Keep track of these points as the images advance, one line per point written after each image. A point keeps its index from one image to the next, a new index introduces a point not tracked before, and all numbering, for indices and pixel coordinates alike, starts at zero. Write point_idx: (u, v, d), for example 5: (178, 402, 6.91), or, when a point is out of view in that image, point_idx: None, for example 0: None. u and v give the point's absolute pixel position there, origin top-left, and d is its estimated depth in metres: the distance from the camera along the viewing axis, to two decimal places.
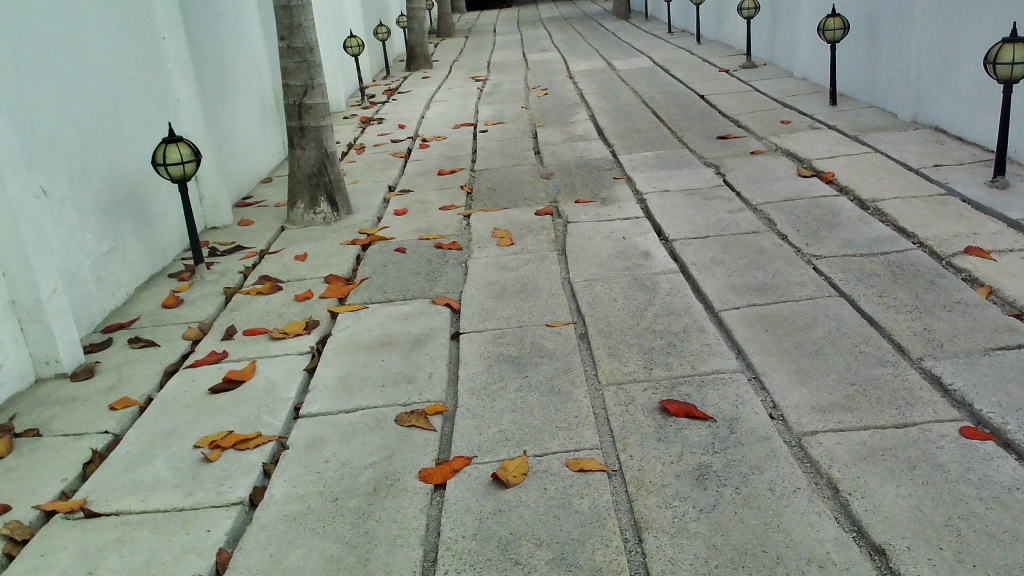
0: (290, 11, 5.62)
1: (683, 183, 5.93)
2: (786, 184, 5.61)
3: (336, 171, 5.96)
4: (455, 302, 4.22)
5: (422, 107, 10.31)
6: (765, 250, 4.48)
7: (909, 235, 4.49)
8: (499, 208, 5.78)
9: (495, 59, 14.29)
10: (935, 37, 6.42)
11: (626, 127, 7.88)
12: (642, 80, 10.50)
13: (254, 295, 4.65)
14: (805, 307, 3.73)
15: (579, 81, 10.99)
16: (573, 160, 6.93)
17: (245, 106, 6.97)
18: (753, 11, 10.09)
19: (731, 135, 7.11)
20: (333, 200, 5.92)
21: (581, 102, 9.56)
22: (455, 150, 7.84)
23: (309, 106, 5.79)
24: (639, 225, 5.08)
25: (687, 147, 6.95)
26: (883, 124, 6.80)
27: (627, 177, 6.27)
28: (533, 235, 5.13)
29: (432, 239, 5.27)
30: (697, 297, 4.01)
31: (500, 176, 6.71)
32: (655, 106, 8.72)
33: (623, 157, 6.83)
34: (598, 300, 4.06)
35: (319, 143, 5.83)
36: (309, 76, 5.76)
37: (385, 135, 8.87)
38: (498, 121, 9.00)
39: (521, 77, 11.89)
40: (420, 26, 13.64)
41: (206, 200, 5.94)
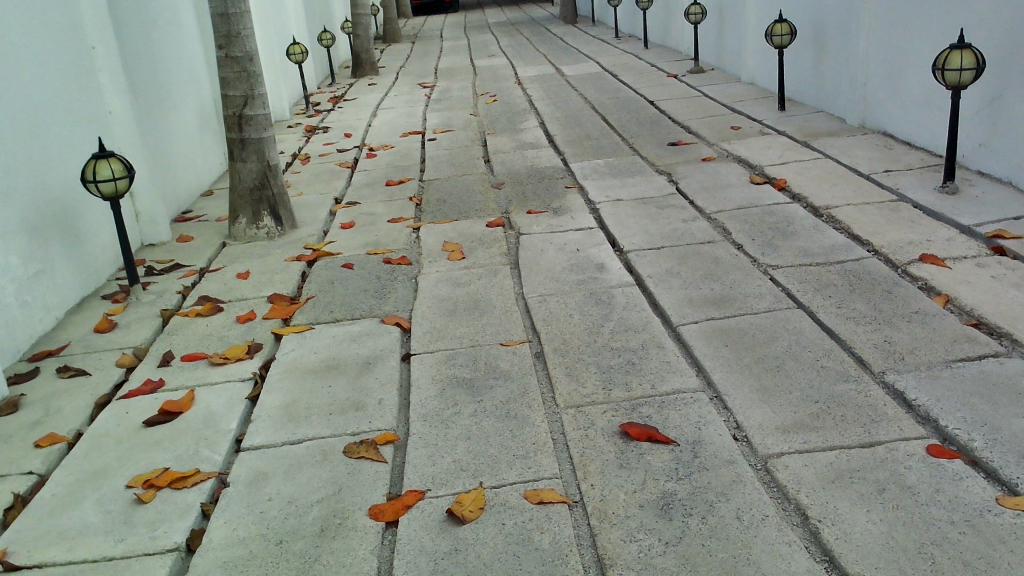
0: (228, 18, 5.40)
1: (636, 191, 5.85)
2: (738, 191, 5.56)
3: (280, 184, 5.75)
4: (405, 322, 4.06)
5: (369, 115, 10.11)
6: (721, 260, 4.41)
7: (863, 243, 4.46)
8: (449, 220, 5.64)
9: (443, 65, 14.13)
10: (882, 42, 6.45)
11: (577, 135, 7.79)
12: (591, 86, 10.44)
13: (193, 317, 4.43)
14: (764, 320, 3.66)
15: (528, 87, 10.89)
16: (524, 169, 6.81)
17: (182, 117, 6.72)
18: (700, 16, 10.10)
19: (682, 142, 7.06)
20: (276, 214, 5.71)
21: (531, 108, 9.46)
22: (403, 159, 7.67)
23: (250, 117, 5.58)
24: (593, 236, 4.98)
25: (638, 154, 6.88)
26: (832, 129, 6.81)
27: (579, 186, 6.17)
28: (484, 249, 4.99)
29: (380, 253, 5.11)
30: (654, 311, 3.92)
31: (450, 186, 6.57)
32: (604, 112, 8.65)
33: (574, 165, 6.74)
34: (554, 316, 3.94)
35: (261, 155, 5.63)
36: (249, 86, 5.54)
37: (331, 144, 8.66)
38: (447, 129, 8.85)
39: (469, 84, 11.76)
40: (366, 32, 13.42)
41: (143, 216, 5.69)
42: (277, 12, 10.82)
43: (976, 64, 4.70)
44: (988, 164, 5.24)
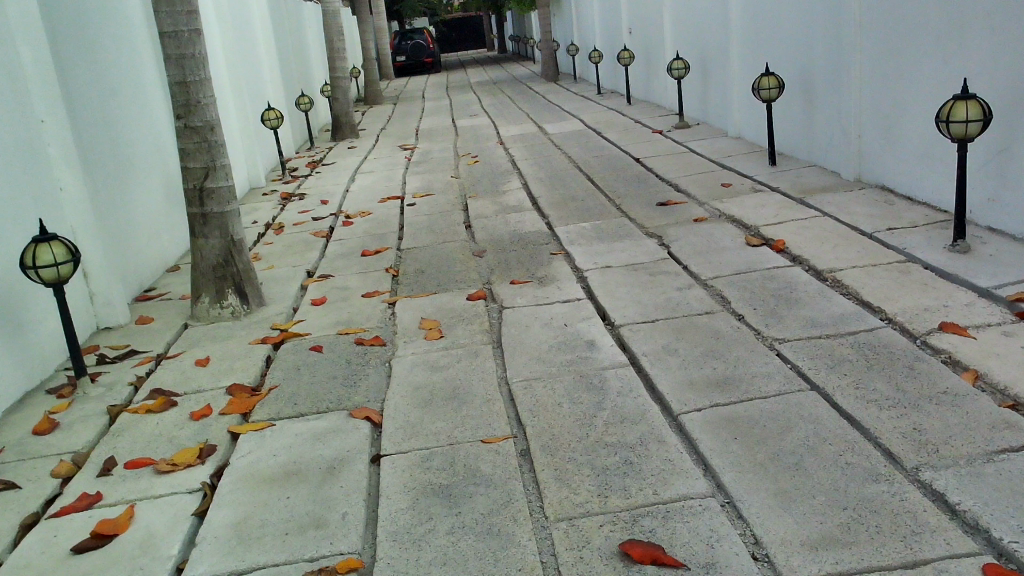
0: (187, 87, 5.08)
1: (626, 256, 5.51)
2: (735, 254, 5.23)
3: (245, 259, 5.39)
4: (376, 415, 3.65)
5: (347, 180, 9.81)
6: (722, 333, 4.04)
7: (875, 310, 4.11)
8: (427, 293, 5.27)
9: (424, 126, 13.92)
10: (875, 94, 6.19)
11: (561, 196, 7.49)
12: (575, 144, 10.20)
13: (143, 414, 4.00)
14: (775, 405, 3.27)
15: (510, 147, 10.64)
16: (507, 235, 6.48)
17: (146, 190, 6.38)
18: (683, 71, 9.91)
19: (671, 201, 6.75)
20: (241, 292, 5.33)
21: (513, 169, 9.18)
22: (380, 227, 7.33)
23: (212, 189, 5.22)
24: (581, 309, 4.61)
25: (626, 215, 6.56)
26: (827, 184, 6.52)
27: (565, 252, 5.82)
28: (464, 325, 4.61)
29: (353, 333, 4.72)
30: (651, 396, 3.53)
31: (429, 255, 6.21)
32: (590, 172, 8.36)
33: (559, 229, 6.41)
34: (541, 406, 3.54)
35: (224, 229, 5.28)
36: (210, 156, 5.19)
37: (306, 212, 8.33)
38: (427, 193, 8.55)
39: (451, 145, 11.51)
40: (344, 95, 13.21)
41: (98, 298, 5.29)
42: (252, 77, 10.59)
43: (982, 115, 4.41)
44: (1000, 220, 4.93)
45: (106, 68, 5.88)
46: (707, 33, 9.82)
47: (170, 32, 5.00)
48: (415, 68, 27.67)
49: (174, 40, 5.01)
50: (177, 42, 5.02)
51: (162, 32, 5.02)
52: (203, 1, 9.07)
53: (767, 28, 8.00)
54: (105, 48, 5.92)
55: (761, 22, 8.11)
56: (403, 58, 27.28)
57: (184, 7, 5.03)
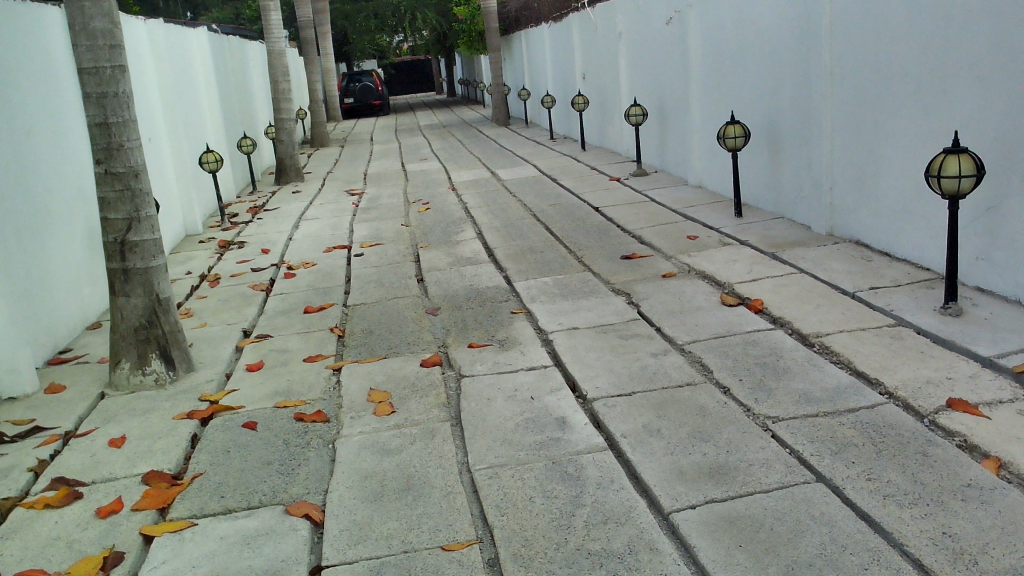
0: (108, 129, 4.55)
1: (592, 316, 5.10)
2: (711, 315, 4.86)
3: (173, 320, 4.83)
4: (317, 512, 3.14)
5: (291, 226, 9.29)
6: (708, 409, 3.64)
7: (873, 382, 3.74)
8: (376, 358, 4.77)
9: (372, 170, 13.48)
10: (848, 145, 5.94)
11: (519, 247, 7.08)
12: (530, 191, 9.84)
13: (41, 508, 3.41)
14: (779, 501, 2.85)
15: (463, 194, 10.25)
16: (462, 290, 6.03)
17: (64, 241, 5.78)
18: (641, 117, 9.67)
19: (636, 254, 6.39)
20: (167, 356, 4.78)
21: (467, 217, 8.77)
22: (325, 279, 6.83)
23: (135, 242, 4.68)
24: (549, 379, 4.17)
25: (590, 269, 6.18)
26: (798, 238, 6.24)
27: (526, 310, 5.40)
28: (418, 398, 4.13)
29: (292, 407, 4.20)
30: (636, 488, 3.08)
31: (378, 313, 5.72)
32: (548, 221, 7.99)
33: (519, 284, 5.99)
34: (509, 500, 3.06)
35: (149, 287, 4.73)
36: (134, 206, 4.66)
37: (245, 262, 7.78)
38: (376, 241, 8.08)
39: (401, 190, 11.08)
40: (289, 137, 12.71)
41: (1, 364, 4.67)
42: (191, 118, 10.06)
43: (975, 170, 4.12)
44: (990, 281, 4.64)
45: (19, 106, 5.33)
46: (665, 80, 9.60)
47: (90, 68, 4.49)
48: (363, 110, 27.27)
49: (95, 77, 4.50)
50: (98, 79, 4.50)
51: (80, 68, 4.51)
52: (138, 37, 8.55)
53: (729, 75, 7.78)
54: (19, 86, 5.37)
55: (723, 69, 7.88)
56: (352, 100, 26.86)
57: (106, 41, 4.53)
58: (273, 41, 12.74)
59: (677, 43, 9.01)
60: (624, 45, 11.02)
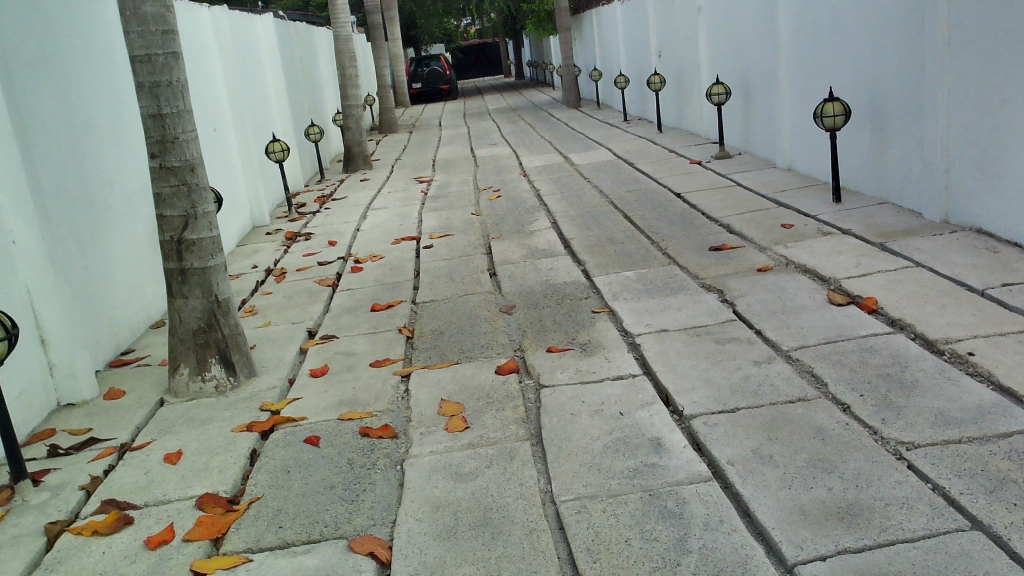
0: (162, 120, 4.27)
1: (683, 316, 4.64)
2: (818, 316, 4.35)
3: (233, 323, 4.55)
4: (383, 549, 2.78)
5: (358, 217, 9.01)
6: (827, 431, 3.16)
7: (1022, 401, 3.21)
8: (447, 364, 4.40)
9: (441, 156, 13.16)
10: (965, 122, 5.32)
11: (597, 237, 6.64)
12: (606, 176, 9.37)
13: (89, 535, 3.14)
14: (930, 555, 2.38)
15: (535, 179, 9.83)
16: (538, 286, 5.62)
17: (126, 237, 5.57)
18: (724, 96, 9.10)
19: (726, 245, 5.89)
20: (227, 362, 4.50)
21: (540, 205, 8.35)
22: (394, 274, 6.51)
23: (193, 241, 4.40)
24: (638, 391, 3.74)
25: (676, 262, 5.71)
26: (908, 226, 5.64)
27: (608, 309, 4.96)
28: (494, 411, 3.74)
29: (357, 420, 3.86)
30: (750, 530, 2.64)
31: (449, 311, 5.36)
32: (627, 209, 7.52)
33: (599, 279, 5.56)
34: (603, 541, 2.66)
35: (208, 288, 4.45)
36: (190, 203, 4.38)
37: (312, 255, 7.52)
38: (445, 232, 7.73)
39: (470, 177, 10.72)
40: (357, 124, 12.46)
41: (59, 370, 4.45)
42: (259, 106, 9.86)
43: None
44: None
45: (80, 96, 5.13)
46: (750, 56, 9.00)
47: (142, 56, 4.21)
48: (432, 95, 27.00)
49: (147, 65, 4.22)
50: (150, 67, 4.22)
51: (132, 57, 4.23)
52: (202, 24, 8.36)
53: (824, 49, 7.18)
54: (77, 76, 5.14)
55: (817, 42, 7.28)
56: (420, 85, 26.60)
57: (159, 26, 4.23)
58: (339, 26, 12.48)
59: (765, 15, 8.41)
60: (704, 20, 10.42)
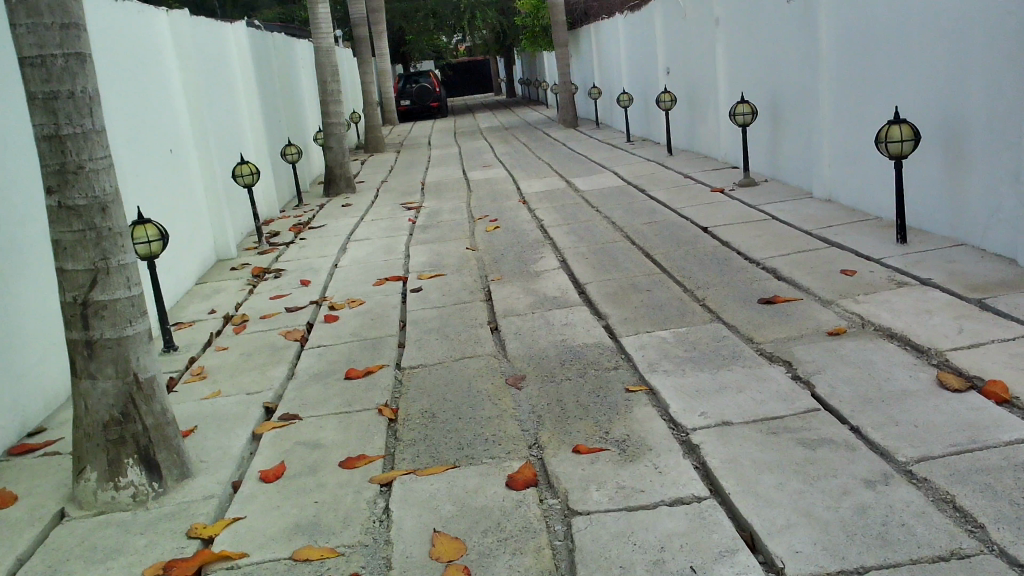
0: (62, 143, 3.18)
1: (746, 400, 3.59)
2: (932, 406, 3.30)
3: (159, 410, 3.44)
4: None
5: (337, 249, 7.94)
6: None
7: None
8: (442, 469, 3.31)
9: (431, 179, 12.12)
10: None
11: (618, 283, 5.60)
12: (618, 204, 8.35)
13: None
14: None
15: (537, 207, 8.80)
16: (551, 348, 4.57)
17: (46, 281, 4.48)
18: (750, 116, 8.10)
19: (779, 297, 4.86)
20: (149, 461, 3.40)
21: (544, 239, 7.31)
22: (375, 325, 5.43)
23: (103, 303, 3.29)
24: (711, 528, 2.68)
25: (721, 320, 4.67)
26: (1006, 278, 4.61)
27: (646, 386, 3.90)
28: (510, 557, 2.67)
29: (316, 563, 2.77)
30: None
31: (442, 381, 4.29)
32: (649, 246, 6.49)
33: (628, 341, 4.50)
34: None
35: (125, 365, 3.35)
36: (99, 253, 3.28)
37: (281, 297, 6.44)
38: (436, 271, 6.67)
39: (463, 203, 9.67)
40: (339, 143, 11.42)
41: None
42: (227, 122, 8.79)
43: None
44: None
45: None
46: (781, 73, 8.01)
47: (34, 58, 3.13)
48: (421, 112, 26.00)
49: (41, 70, 3.14)
50: (45, 73, 3.14)
51: (21, 59, 3.15)
52: (159, 29, 7.29)
53: (881, 63, 6.19)
54: None
55: (873, 54, 6.28)
56: (407, 102, 25.61)
57: (58, 18, 3.15)
58: (320, 37, 11.42)
59: (801, 26, 7.42)
60: (722, 33, 9.44)
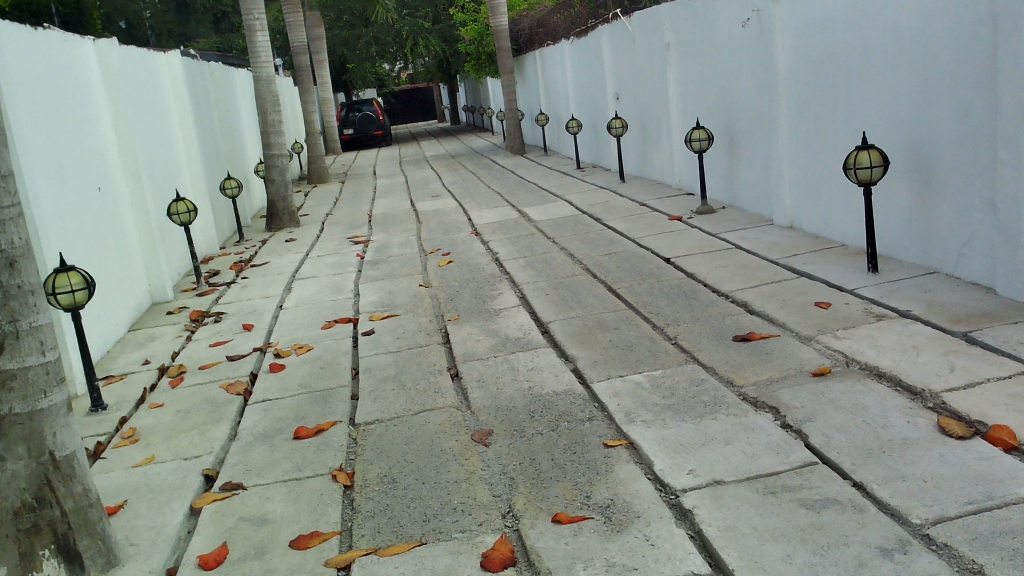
0: None
1: (735, 453, 3.31)
2: (938, 457, 3.05)
3: (79, 491, 3.01)
4: None
5: (282, 289, 7.51)
6: None
7: None
8: (406, 547, 2.95)
9: (378, 210, 11.75)
10: None
11: (583, 321, 5.31)
12: (574, 235, 8.09)
13: None
14: None
15: (490, 239, 8.49)
16: (518, 397, 4.24)
17: None
18: (706, 142, 7.94)
19: (754, 333, 4.62)
20: (68, 551, 2.96)
21: (501, 274, 7.00)
22: (324, 374, 5.04)
23: (12, 372, 2.86)
24: None
25: (696, 361, 4.40)
26: (988, 308, 4.43)
27: (625, 439, 3.60)
28: None
29: None
30: None
31: (401, 439, 3.92)
32: (612, 280, 6.22)
33: (600, 387, 4.20)
34: None
35: (38, 444, 2.91)
36: (7, 315, 2.85)
37: (222, 344, 6.00)
38: (389, 311, 6.30)
39: (413, 236, 9.32)
40: (281, 175, 10.99)
41: None
42: (161, 157, 8.32)
43: None
44: None
45: None
46: (737, 98, 7.87)
47: None
48: (365, 140, 25.61)
49: None
50: None
51: None
52: (85, 59, 6.84)
53: (843, 87, 6.06)
54: None
55: (834, 79, 6.15)
56: (351, 131, 25.21)
57: None
58: (260, 66, 11.01)
59: (756, 50, 7.30)
60: (673, 58, 9.32)
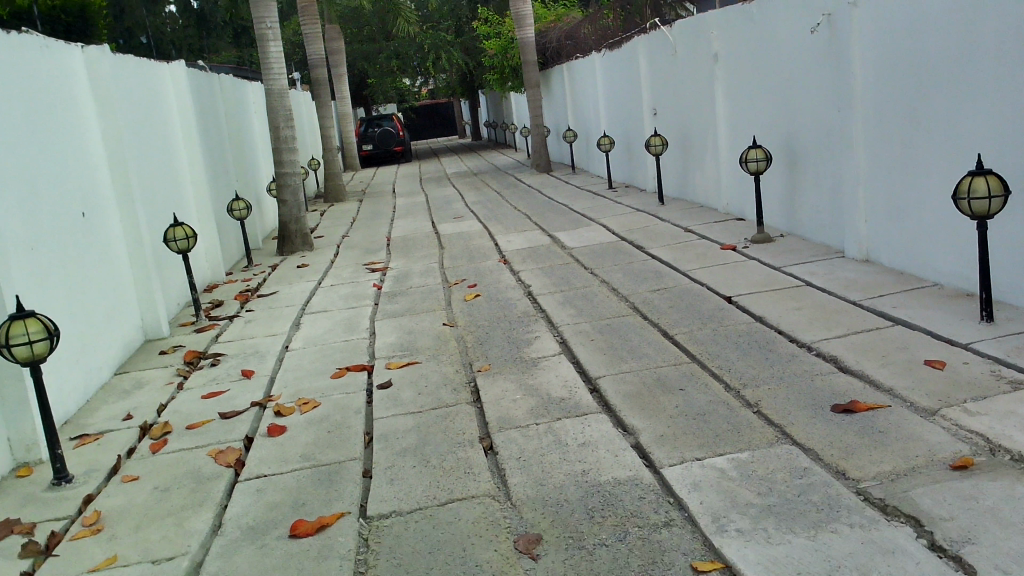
0: None
1: None
2: None
3: None
4: None
5: (288, 325, 6.71)
6: None
7: None
8: None
9: (397, 233, 10.96)
10: None
11: (639, 377, 4.46)
12: (615, 265, 7.25)
13: None
14: None
15: (521, 269, 7.67)
16: (570, 484, 3.39)
17: None
18: (764, 163, 7.08)
19: (858, 402, 3.75)
20: None
21: (536, 311, 6.16)
22: (331, 441, 4.21)
23: None
24: None
25: (789, 439, 3.54)
26: None
27: (717, 560, 2.74)
28: None
29: None
30: None
31: (424, 543, 3.09)
32: (667, 323, 5.37)
33: (673, 474, 3.34)
34: None
35: None
36: None
37: (216, 395, 5.20)
38: (408, 355, 5.48)
39: (435, 263, 8.51)
40: (294, 195, 10.23)
41: None
42: (160, 177, 7.56)
43: None
44: None
45: None
46: (799, 114, 7.01)
47: None
48: (384, 156, 24.94)
49: None
50: None
51: None
52: (71, 70, 6.08)
53: (939, 103, 5.18)
54: None
55: (927, 92, 5.28)
56: (370, 147, 24.54)
57: None
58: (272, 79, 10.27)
59: (826, 60, 6.44)
60: (721, 70, 8.48)
